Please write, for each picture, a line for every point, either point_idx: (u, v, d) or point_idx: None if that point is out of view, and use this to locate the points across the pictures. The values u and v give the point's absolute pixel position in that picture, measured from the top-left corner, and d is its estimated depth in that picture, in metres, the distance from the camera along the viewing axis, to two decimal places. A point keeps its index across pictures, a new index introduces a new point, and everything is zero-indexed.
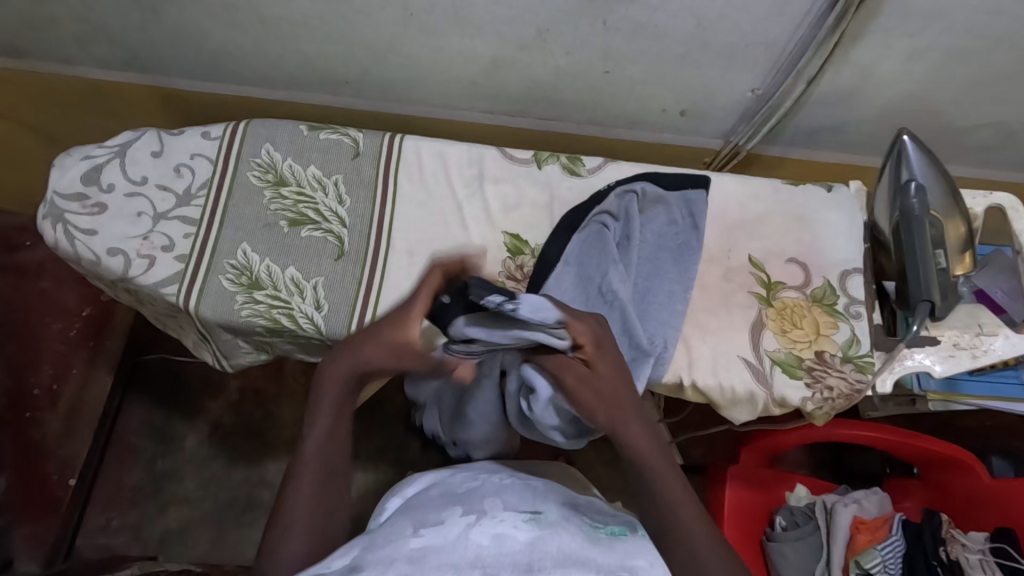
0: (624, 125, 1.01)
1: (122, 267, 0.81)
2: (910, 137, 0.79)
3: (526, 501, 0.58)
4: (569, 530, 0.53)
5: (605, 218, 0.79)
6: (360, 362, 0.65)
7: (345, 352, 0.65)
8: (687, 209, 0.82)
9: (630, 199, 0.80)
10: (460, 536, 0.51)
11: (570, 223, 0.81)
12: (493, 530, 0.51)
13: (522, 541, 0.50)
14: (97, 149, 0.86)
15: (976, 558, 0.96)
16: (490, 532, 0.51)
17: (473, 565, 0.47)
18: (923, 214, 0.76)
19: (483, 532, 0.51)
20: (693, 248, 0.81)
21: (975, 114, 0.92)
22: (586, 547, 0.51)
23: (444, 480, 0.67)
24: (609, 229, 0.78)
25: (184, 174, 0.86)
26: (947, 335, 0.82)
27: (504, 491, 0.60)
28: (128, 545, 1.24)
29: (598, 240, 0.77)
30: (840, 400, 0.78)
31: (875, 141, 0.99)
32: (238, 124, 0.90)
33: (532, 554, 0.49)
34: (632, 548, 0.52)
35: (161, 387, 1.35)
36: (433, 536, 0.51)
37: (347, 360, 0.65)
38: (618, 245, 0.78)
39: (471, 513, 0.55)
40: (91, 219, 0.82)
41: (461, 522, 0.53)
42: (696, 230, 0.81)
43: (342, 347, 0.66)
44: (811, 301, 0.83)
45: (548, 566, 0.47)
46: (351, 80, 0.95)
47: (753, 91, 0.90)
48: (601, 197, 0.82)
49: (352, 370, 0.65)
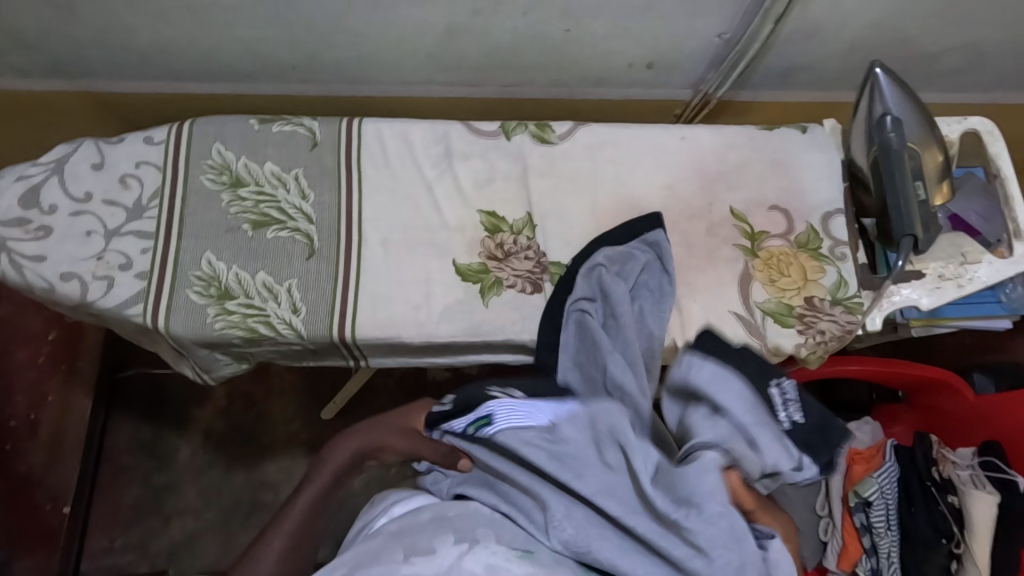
0: (590, 84, 0.97)
1: (79, 292, 0.76)
2: (882, 68, 0.78)
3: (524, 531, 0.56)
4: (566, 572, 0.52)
5: (582, 305, 0.72)
6: (370, 443, 0.65)
7: (361, 429, 0.66)
8: (653, 251, 0.77)
9: (600, 274, 0.74)
10: (454, 564, 0.51)
11: (551, 319, 0.74)
12: (486, 559, 0.51)
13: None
14: (31, 167, 0.80)
15: (968, 474, 1.01)
16: (483, 561, 0.51)
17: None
18: (900, 148, 0.76)
19: (476, 561, 0.51)
20: (667, 292, 0.75)
21: (943, 39, 0.90)
22: None
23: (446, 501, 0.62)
24: (591, 314, 0.71)
25: (132, 185, 0.81)
26: (931, 268, 0.83)
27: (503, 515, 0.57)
28: (136, 563, 1.22)
29: (586, 330, 0.70)
30: (832, 343, 0.78)
31: (846, 76, 0.97)
32: (182, 125, 0.84)
33: None
34: None
35: (143, 401, 1.31)
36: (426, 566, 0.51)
37: (357, 438, 0.65)
38: (606, 326, 0.71)
39: (463, 541, 0.53)
40: (37, 244, 0.77)
41: (453, 551, 0.52)
42: (666, 273, 0.76)
43: (358, 424, 0.67)
44: (797, 247, 0.82)
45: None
46: (298, 65, 0.89)
47: (721, 35, 0.87)
48: (569, 286, 0.76)
49: (360, 448, 0.65)
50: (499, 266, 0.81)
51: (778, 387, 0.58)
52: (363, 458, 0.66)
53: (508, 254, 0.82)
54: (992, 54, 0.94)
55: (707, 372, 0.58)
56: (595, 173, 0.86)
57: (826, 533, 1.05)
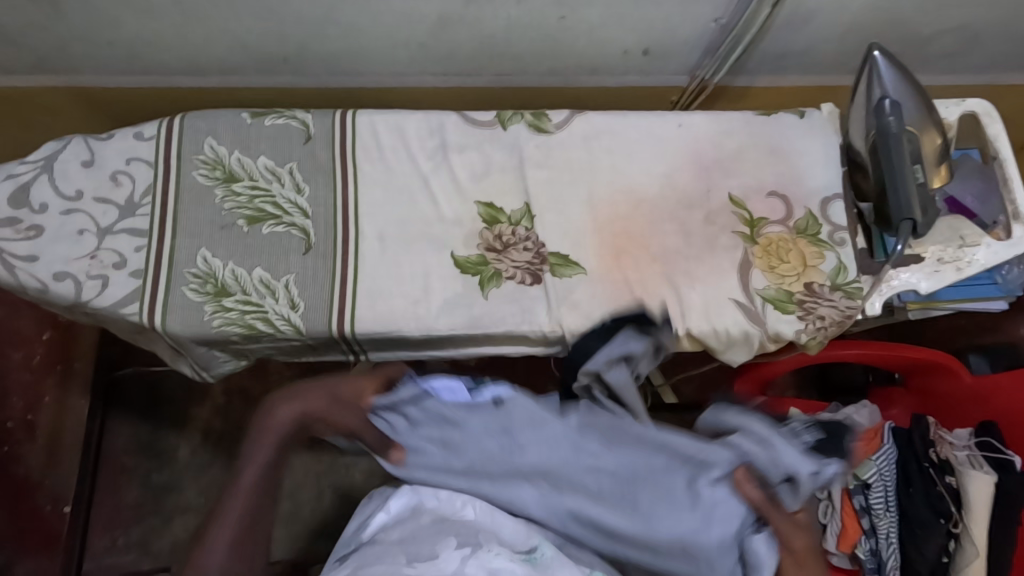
0: (585, 72, 0.96)
1: (73, 292, 0.75)
2: (880, 51, 0.77)
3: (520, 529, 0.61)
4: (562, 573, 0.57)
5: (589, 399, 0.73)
6: (306, 410, 0.68)
7: (296, 395, 0.68)
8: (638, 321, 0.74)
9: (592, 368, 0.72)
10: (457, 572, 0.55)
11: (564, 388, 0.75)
12: (489, 564, 0.56)
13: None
14: (19, 165, 0.78)
15: (965, 455, 1.01)
16: (486, 567, 0.56)
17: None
18: (899, 131, 0.75)
19: (478, 566, 0.56)
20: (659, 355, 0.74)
21: (939, 21, 0.90)
22: None
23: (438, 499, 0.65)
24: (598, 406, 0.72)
25: (123, 182, 0.79)
26: (930, 252, 0.83)
27: (500, 520, 0.61)
28: (138, 561, 1.22)
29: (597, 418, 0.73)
30: (832, 328, 0.78)
31: (843, 60, 0.97)
32: (172, 120, 0.82)
33: None
34: None
35: (141, 400, 1.28)
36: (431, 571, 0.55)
37: (293, 404, 0.67)
38: None
39: (466, 545, 0.57)
40: (29, 244, 0.76)
41: (457, 554, 0.57)
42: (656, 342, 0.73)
43: (287, 390, 0.69)
44: (796, 233, 0.82)
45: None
46: (289, 58, 0.88)
47: (716, 21, 0.86)
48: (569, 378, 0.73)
49: (296, 415, 0.67)
50: (498, 258, 0.80)
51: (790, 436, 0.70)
52: (302, 424, 0.68)
53: (506, 246, 0.81)
54: (988, 35, 0.94)
55: (730, 416, 0.68)
56: (592, 163, 0.85)
57: (826, 515, 1.06)
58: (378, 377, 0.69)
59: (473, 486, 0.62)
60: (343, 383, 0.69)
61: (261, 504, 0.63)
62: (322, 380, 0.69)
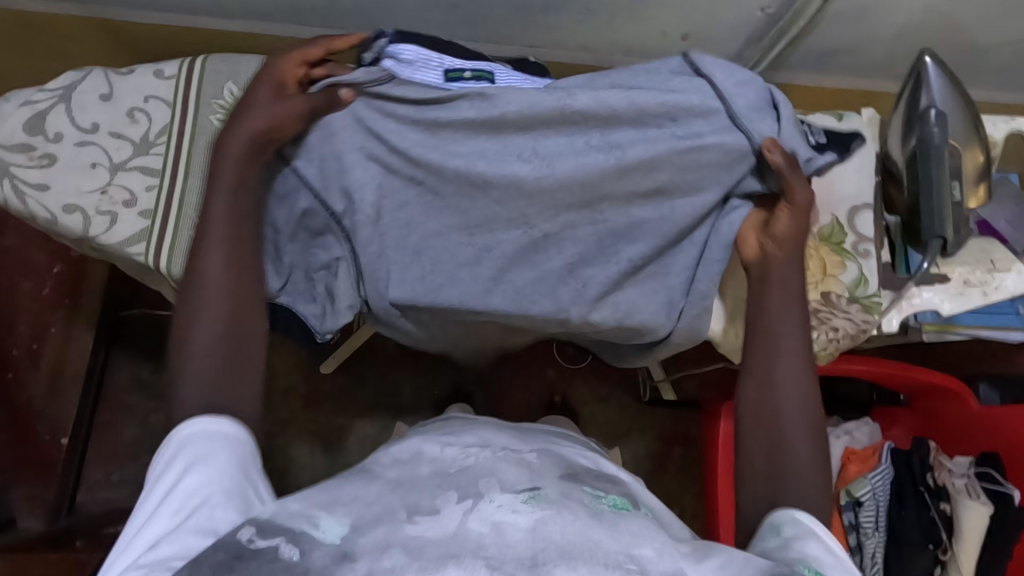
0: (619, 52, 0.93)
1: (81, 226, 0.75)
2: (932, 59, 0.74)
3: (523, 475, 0.54)
4: (572, 512, 0.49)
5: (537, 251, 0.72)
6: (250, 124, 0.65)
7: (237, 116, 0.66)
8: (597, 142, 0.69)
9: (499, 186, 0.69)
10: (459, 529, 0.46)
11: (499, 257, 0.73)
12: (492, 516, 0.47)
13: (524, 528, 0.46)
14: (38, 92, 0.77)
15: (963, 482, 0.98)
16: (489, 520, 0.46)
17: (476, 556, 0.43)
18: (941, 144, 0.72)
19: (481, 520, 0.46)
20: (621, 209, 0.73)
21: (997, 32, 0.85)
22: (594, 531, 0.47)
23: (432, 452, 0.61)
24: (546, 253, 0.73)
25: (140, 120, 0.78)
26: (957, 273, 0.80)
27: (499, 465, 0.56)
28: (130, 497, 1.25)
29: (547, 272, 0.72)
30: (844, 340, 0.76)
31: (889, 64, 0.93)
32: (194, 61, 0.81)
33: (536, 544, 0.44)
34: (638, 534, 0.48)
35: (145, 341, 1.31)
36: (431, 525, 0.46)
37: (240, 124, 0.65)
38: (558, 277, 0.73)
39: (467, 498, 0.49)
40: (41, 173, 0.75)
41: (458, 507, 0.48)
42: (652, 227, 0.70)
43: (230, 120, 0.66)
44: (819, 239, 0.79)
45: (554, 559, 0.43)
46: (317, 7, 0.85)
47: (763, 10, 0.82)
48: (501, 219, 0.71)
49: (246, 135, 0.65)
50: None
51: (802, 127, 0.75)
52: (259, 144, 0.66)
53: None
54: None
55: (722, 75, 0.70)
56: None
57: None
58: (277, 78, 0.67)
59: (467, 165, 0.68)
60: (269, 89, 0.67)
61: (242, 238, 0.64)
62: (250, 101, 0.66)
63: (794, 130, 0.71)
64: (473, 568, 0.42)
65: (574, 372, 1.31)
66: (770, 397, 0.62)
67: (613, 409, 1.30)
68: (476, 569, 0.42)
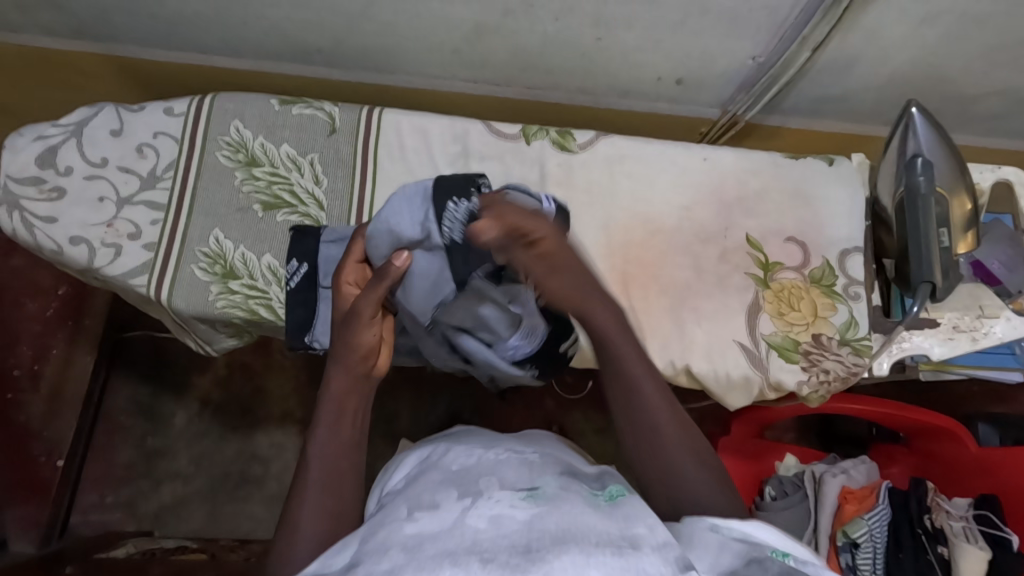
0: (616, 94, 0.95)
1: (86, 257, 0.76)
2: (919, 108, 0.76)
3: (523, 477, 0.54)
4: (570, 505, 0.49)
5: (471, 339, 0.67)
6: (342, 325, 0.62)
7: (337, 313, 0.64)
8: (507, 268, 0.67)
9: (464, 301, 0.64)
10: (456, 523, 0.47)
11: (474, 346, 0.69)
12: (489, 512, 0.48)
13: (520, 520, 0.46)
14: (50, 127, 0.80)
15: (960, 525, 0.97)
16: (487, 516, 0.47)
17: (470, 552, 0.43)
18: (928, 193, 0.74)
19: (479, 516, 0.47)
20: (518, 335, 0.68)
21: (986, 81, 0.87)
22: (587, 518, 0.46)
23: (441, 455, 0.63)
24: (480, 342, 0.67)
25: (148, 155, 0.81)
26: (947, 318, 0.81)
27: (499, 467, 0.57)
28: (122, 521, 1.24)
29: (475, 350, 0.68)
30: (837, 383, 0.77)
31: (881, 110, 0.95)
32: (203, 99, 0.84)
33: (529, 534, 0.45)
34: (632, 515, 0.48)
35: (145, 365, 1.32)
36: (429, 520, 0.48)
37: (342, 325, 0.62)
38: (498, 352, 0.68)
39: (467, 498, 0.51)
40: (50, 205, 0.77)
41: (457, 505, 0.49)
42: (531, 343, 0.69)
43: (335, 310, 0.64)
44: (810, 281, 0.80)
45: (546, 546, 0.43)
46: (324, 48, 0.88)
47: (754, 58, 0.85)
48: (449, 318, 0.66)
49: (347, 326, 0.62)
50: None
51: (455, 206, 0.61)
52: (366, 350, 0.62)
53: None
54: None
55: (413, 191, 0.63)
56: (611, 187, 0.84)
57: None
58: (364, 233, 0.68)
59: None
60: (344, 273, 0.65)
61: (341, 433, 0.60)
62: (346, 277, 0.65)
63: (425, 228, 0.61)
64: (467, 564, 0.42)
65: (571, 402, 1.31)
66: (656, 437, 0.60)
67: (611, 441, 1.29)
68: (470, 566, 0.42)
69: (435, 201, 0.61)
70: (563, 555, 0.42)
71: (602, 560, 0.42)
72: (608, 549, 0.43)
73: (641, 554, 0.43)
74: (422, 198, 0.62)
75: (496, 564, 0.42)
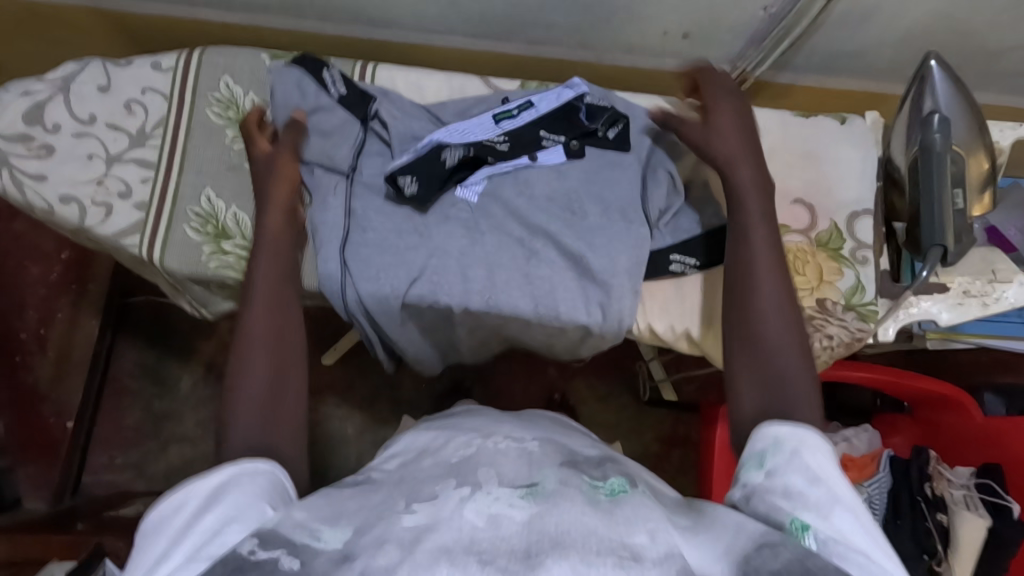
0: (621, 50, 0.91)
1: (77, 217, 0.75)
2: (937, 62, 0.73)
3: (522, 471, 0.52)
4: (570, 503, 0.46)
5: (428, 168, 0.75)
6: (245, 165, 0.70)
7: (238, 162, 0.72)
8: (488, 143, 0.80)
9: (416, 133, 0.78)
10: (453, 515, 0.44)
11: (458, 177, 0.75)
12: (488, 509, 0.45)
13: (519, 522, 0.43)
14: (36, 83, 0.78)
15: (961, 494, 0.96)
16: (485, 513, 0.44)
17: (468, 552, 0.41)
18: (944, 151, 0.71)
19: (477, 511, 0.45)
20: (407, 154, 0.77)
21: (1010, 35, 0.83)
22: (588, 519, 0.44)
23: (439, 446, 0.61)
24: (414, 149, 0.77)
25: (136, 112, 0.79)
26: (957, 283, 0.79)
27: (499, 461, 0.54)
28: (132, 481, 1.26)
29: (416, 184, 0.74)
30: (839, 349, 0.74)
31: (898, 67, 0.91)
32: (191, 54, 0.81)
33: (529, 537, 0.42)
34: (634, 515, 0.45)
35: (150, 329, 1.32)
36: (429, 515, 0.45)
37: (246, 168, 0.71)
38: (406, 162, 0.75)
39: (466, 487, 0.48)
40: (38, 163, 0.76)
41: (455, 496, 0.47)
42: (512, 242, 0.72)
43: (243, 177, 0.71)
44: (816, 245, 0.77)
45: (546, 552, 0.40)
46: (317, 1, 0.85)
47: (766, 9, 0.80)
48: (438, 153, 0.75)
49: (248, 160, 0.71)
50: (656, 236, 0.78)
51: (329, 73, 0.78)
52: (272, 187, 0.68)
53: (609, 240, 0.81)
54: None
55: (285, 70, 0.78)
56: None
57: None
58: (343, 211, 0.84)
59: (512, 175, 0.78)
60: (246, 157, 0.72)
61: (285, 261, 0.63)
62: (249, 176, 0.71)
63: (303, 86, 0.77)
64: (465, 565, 0.40)
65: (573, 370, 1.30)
66: (749, 323, 0.56)
67: (613, 408, 1.29)
68: (468, 567, 0.40)
69: (314, 71, 0.78)
70: (562, 563, 0.39)
71: (603, 572, 0.39)
72: (608, 559, 0.40)
73: (644, 568, 0.40)
74: (289, 75, 0.78)
75: (494, 567, 0.40)
